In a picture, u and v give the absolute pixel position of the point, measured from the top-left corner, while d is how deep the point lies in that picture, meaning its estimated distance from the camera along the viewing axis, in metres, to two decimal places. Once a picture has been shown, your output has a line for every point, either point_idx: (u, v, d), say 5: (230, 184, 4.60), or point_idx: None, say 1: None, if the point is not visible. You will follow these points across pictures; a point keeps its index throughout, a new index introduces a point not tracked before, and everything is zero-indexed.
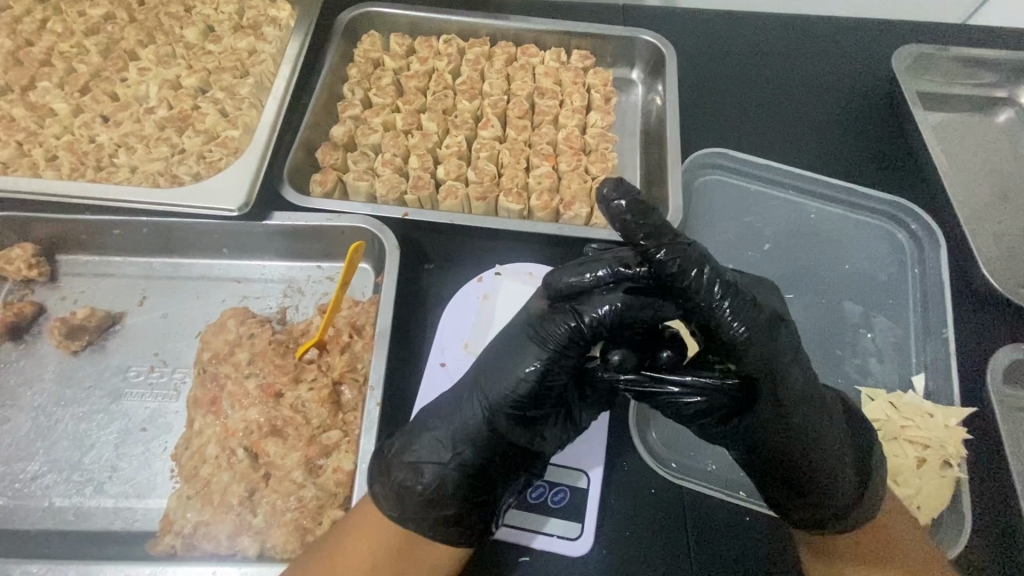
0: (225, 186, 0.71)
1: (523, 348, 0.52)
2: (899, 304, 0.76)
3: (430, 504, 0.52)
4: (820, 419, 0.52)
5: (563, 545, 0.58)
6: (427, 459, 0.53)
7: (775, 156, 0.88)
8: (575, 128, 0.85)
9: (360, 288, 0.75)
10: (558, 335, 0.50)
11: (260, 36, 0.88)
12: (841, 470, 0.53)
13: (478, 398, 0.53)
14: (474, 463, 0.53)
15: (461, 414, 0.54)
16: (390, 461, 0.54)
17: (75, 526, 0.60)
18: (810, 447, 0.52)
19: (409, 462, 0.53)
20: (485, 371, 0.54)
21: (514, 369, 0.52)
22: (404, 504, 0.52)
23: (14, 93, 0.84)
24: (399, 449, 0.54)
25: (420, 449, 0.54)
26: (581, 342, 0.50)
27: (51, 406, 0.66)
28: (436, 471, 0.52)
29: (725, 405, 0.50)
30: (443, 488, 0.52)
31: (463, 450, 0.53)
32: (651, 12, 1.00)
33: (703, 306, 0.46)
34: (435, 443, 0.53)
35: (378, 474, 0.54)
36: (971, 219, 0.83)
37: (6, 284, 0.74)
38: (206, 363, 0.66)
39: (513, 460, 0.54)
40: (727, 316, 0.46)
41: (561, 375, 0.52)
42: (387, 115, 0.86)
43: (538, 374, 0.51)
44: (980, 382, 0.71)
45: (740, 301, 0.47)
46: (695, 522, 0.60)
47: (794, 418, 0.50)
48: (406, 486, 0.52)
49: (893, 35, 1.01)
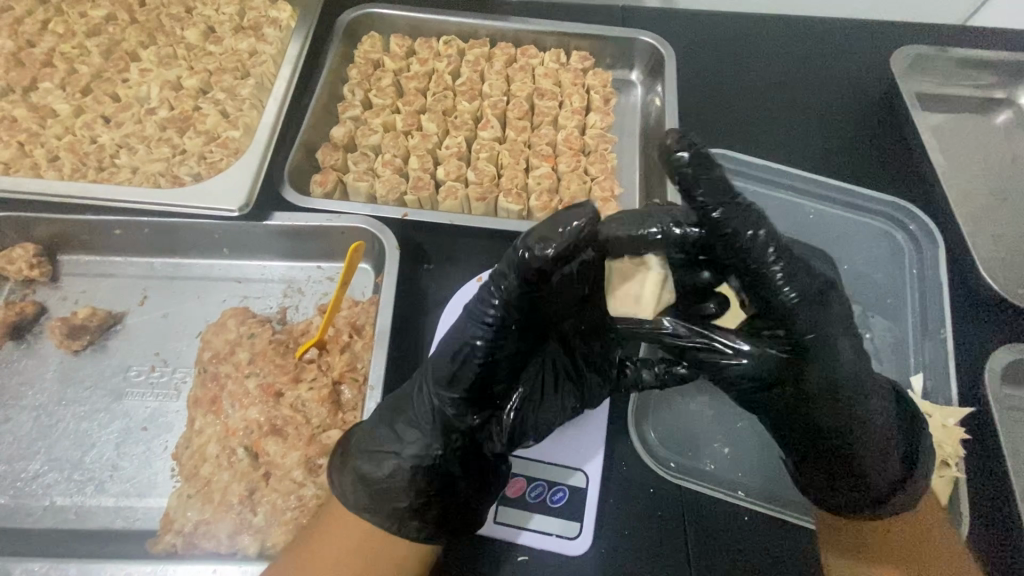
0: (226, 187, 0.71)
1: (463, 324, 0.50)
2: (897, 305, 0.76)
3: (387, 496, 0.52)
4: (862, 397, 0.54)
5: (562, 544, 0.58)
6: (387, 449, 0.53)
7: (774, 156, 0.88)
8: (575, 129, 0.86)
9: (360, 288, 0.75)
10: (497, 309, 0.48)
11: (260, 37, 0.88)
12: (880, 450, 0.55)
13: (427, 380, 0.53)
14: (431, 449, 0.52)
15: (417, 402, 0.53)
16: (354, 450, 0.54)
17: (76, 525, 0.60)
18: (851, 421, 0.55)
19: (367, 452, 0.53)
20: (430, 356, 0.52)
21: (459, 342, 0.50)
22: (366, 496, 0.52)
23: (16, 94, 0.84)
24: (361, 439, 0.54)
25: (383, 435, 0.54)
26: (528, 301, 0.48)
27: (52, 405, 0.66)
28: (395, 462, 0.52)
29: (774, 369, 0.55)
30: (402, 478, 0.52)
31: (421, 435, 0.53)
32: (651, 13, 1.00)
33: (759, 271, 0.53)
34: (392, 434, 0.53)
35: (341, 467, 0.54)
36: (970, 220, 0.83)
37: (8, 284, 0.74)
38: (207, 362, 0.66)
39: (470, 449, 0.54)
40: (779, 280, 0.52)
41: (509, 343, 0.50)
42: (387, 116, 0.86)
43: (483, 351, 0.49)
44: (978, 382, 0.71)
45: (795, 267, 0.53)
46: (692, 521, 0.61)
47: (840, 389, 0.54)
48: (367, 477, 0.52)
49: (893, 35, 1.01)
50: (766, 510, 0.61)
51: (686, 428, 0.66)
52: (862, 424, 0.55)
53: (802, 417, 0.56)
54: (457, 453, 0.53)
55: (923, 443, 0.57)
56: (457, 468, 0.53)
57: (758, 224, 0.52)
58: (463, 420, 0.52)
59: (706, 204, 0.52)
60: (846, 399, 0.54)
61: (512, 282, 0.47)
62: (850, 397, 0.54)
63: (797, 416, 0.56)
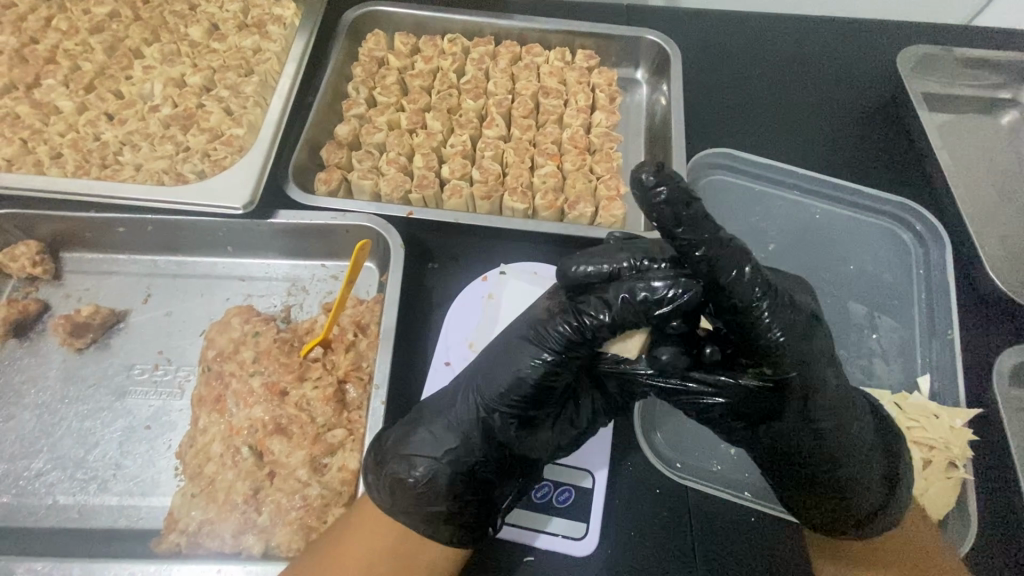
0: (230, 185, 0.71)
1: (526, 347, 0.52)
2: (905, 305, 0.76)
3: (422, 501, 0.52)
4: (846, 426, 0.53)
5: (568, 545, 0.58)
6: (421, 452, 0.53)
7: (780, 156, 0.88)
8: (580, 128, 0.85)
9: (365, 287, 0.75)
10: (557, 335, 0.51)
11: (264, 34, 0.88)
12: (862, 474, 0.55)
13: (474, 391, 0.54)
14: (467, 457, 0.53)
15: (457, 409, 0.54)
16: (386, 452, 0.54)
17: (79, 524, 0.60)
18: (833, 449, 0.53)
19: (398, 458, 0.53)
20: (481, 373, 0.54)
21: (521, 359, 0.52)
22: (397, 497, 0.52)
23: (19, 91, 0.84)
24: (392, 445, 0.54)
25: (411, 444, 0.53)
26: (580, 338, 0.50)
27: (55, 403, 0.66)
28: (427, 469, 0.52)
29: (755, 400, 0.51)
30: (438, 484, 0.52)
31: (457, 444, 0.53)
32: (655, 11, 1.00)
33: (741, 307, 0.46)
34: (430, 437, 0.54)
35: (372, 470, 0.54)
36: (977, 220, 0.83)
37: (10, 281, 0.74)
38: (211, 361, 0.66)
39: (508, 460, 0.54)
40: (766, 319, 0.46)
41: (567, 372, 0.52)
42: (392, 114, 0.85)
43: (539, 373, 0.51)
44: (985, 383, 0.71)
45: (780, 305, 0.46)
46: (698, 522, 0.60)
47: (820, 421, 0.52)
48: (399, 479, 0.52)
49: (898, 35, 1.01)
50: (771, 511, 0.61)
51: (690, 430, 0.66)
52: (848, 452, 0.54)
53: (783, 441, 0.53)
54: (496, 463, 0.54)
55: (901, 452, 0.58)
56: (496, 478, 0.54)
57: (733, 261, 0.45)
58: (508, 434, 0.53)
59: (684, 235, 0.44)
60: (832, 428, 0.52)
61: (587, 317, 0.49)
62: (836, 428, 0.52)
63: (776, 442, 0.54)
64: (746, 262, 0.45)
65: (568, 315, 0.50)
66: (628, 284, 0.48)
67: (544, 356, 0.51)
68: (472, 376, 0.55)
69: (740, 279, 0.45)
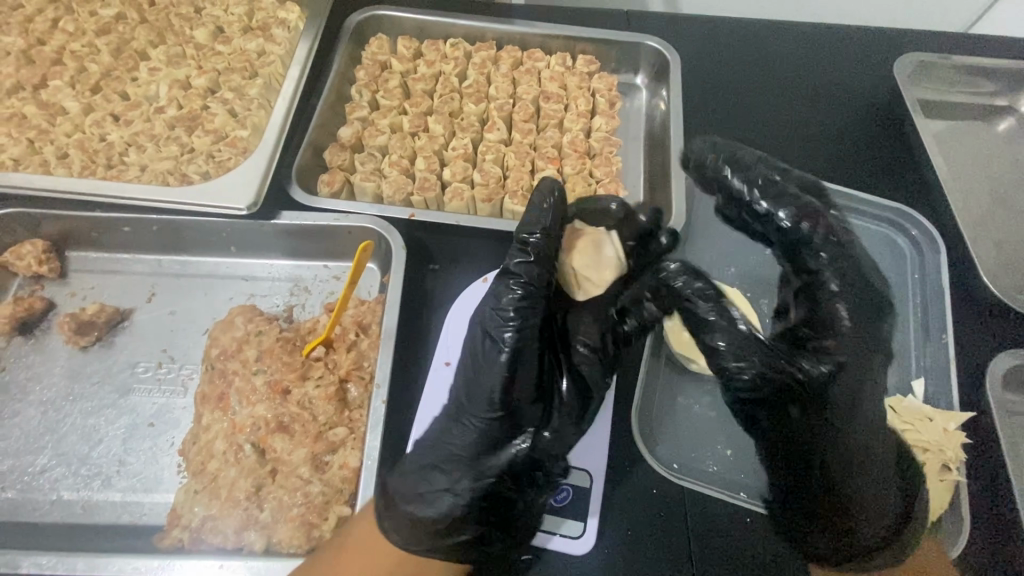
0: (234, 185, 0.72)
1: (487, 350, 0.54)
2: (900, 309, 0.77)
3: (443, 533, 0.53)
4: (870, 433, 0.64)
5: (564, 544, 0.59)
6: (433, 487, 0.54)
7: (777, 161, 0.89)
8: (580, 133, 0.87)
9: (367, 287, 0.76)
10: (510, 307, 0.54)
11: (269, 37, 0.89)
12: (879, 483, 0.63)
13: (462, 412, 0.55)
14: (476, 473, 0.54)
15: (455, 434, 0.55)
16: (395, 497, 0.54)
17: (83, 519, 0.60)
18: (858, 446, 0.64)
19: (405, 498, 0.54)
20: (462, 390, 0.56)
21: (487, 361, 0.54)
22: (419, 535, 0.53)
23: (25, 91, 0.85)
24: (404, 480, 0.55)
25: (424, 474, 0.55)
26: (530, 293, 0.55)
27: (60, 400, 0.66)
28: (445, 494, 0.53)
29: (801, 377, 0.63)
30: (457, 510, 0.53)
31: (462, 460, 0.54)
32: (655, 18, 1.01)
33: (817, 281, 0.69)
34: (433, 468, 0.55)
35: (383, 510, 0.54)
36: (971, 226, 0.84)
37: (16, 280, 0.75)
38: (214, 359, 0.66)
39: (515, 468, 0.54)
40: (830, 284, 0.68)
41: (531, 346, 0.54)
42: (394, 117, 0.86)
43: (507, 360, 0.52)
44: (979, 388, 0.72)
45: (846, 283, 0.68)
46: (694, 522, 0.61)
47: (851, 405, 0.65)
48: (417, 518, 0.53)
49: (896, 42, 1.02)
50: (768, 510, 0.61)
51: (688, 431, 0.67)
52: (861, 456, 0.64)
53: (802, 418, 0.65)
54: (507, 471, 0.54)
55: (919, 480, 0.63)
56: (511, 484, 0.54)
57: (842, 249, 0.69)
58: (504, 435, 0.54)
59: (783, 216, 0.71)
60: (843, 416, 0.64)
61: (513, 288, 0.55)
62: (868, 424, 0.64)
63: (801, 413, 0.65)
64: (835, 252, 0.69)
65: (505, 283, 0.56)
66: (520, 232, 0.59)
67: (504, 351, 0.53)
68: (457, 400, 0.56)
69: (808, 249, 0.70)
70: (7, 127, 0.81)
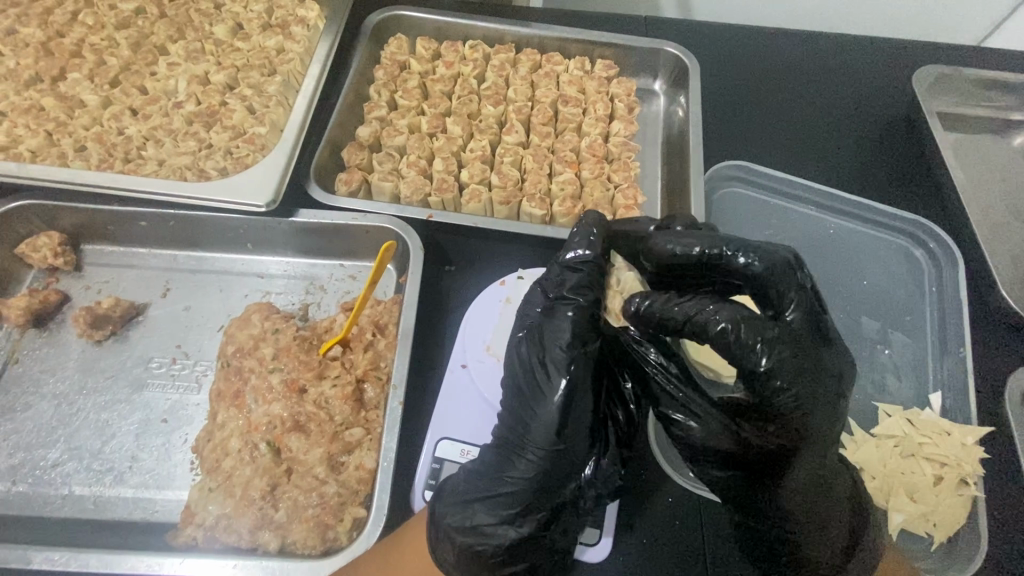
0: (253, 182, 0.71)
1: (541, 381, 0.53)
2: (917, 321, 0.76)
3: (501, 564, 0.51)
4: (827, 508, 0.53)
5: (581, 551, 0.58)
6: (484, 519, 0.50)
7: (795, 170, 0.89)
8: (598, 137, 0.86)
9: (383, 288, 0.75)
10: (566, 334, 0.54)
11: (288, 35, 0.89)
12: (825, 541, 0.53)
13: (513, 439, 0.53)
14: (534, 503, 0.50)
15: (507, 464, 0.52)
16: (443, 529, 0.52)
17: (94, 515, 0.60)
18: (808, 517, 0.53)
19: (457, 530, 0.51)
20: (509, 420, 0.54)
21: (543, 388, 0.52)
22: (473, 564, 0.51)
23: (44, 84, 0.84)
24: (454, 512, 0.51)
25: (478, 504, 0.51)
26: (586, 320, 0.55)
27: (73, 394, 0.66)
28: (504, 525, 0.50)
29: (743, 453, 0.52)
30: (518, 540, 0.50)
31: (521, 491, 0.50)
32: (673, 25, 1.01)
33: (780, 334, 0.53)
34: (480, 500, 0.51)
35: (438, 538, 0.52)
36: (989, 240, 0.83)
37: (32, 272, 0.75)
38: (230, 356, 0.66)
39: (569, 495, 0.52)
40: (755, 347, 0.49)
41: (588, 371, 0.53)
42: (413, 117, 0.86)
43: (567, 387, 0.51)
44: (996, 403, 0.71)
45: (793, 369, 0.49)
46: (711, 533, 0.60)
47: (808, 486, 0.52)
48: (472, 548, 0.50)
49: (914, 54, 1.02)
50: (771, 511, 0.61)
51: None
52: (830, 528, 0.53)
53: (755, 489, 0.54)
54: (567, 501, 0.52)
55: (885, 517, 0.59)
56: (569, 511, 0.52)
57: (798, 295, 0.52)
58: (564, 462, 0.51)
59: (748, 260, 0.54)
60: (807, 497, 0.52)
61: (569, 313, 0.55)
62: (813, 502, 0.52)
63: (756, 481, 0.54)
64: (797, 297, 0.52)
65: (558, 314, 0.56)
66: (562, 265, 0.59)
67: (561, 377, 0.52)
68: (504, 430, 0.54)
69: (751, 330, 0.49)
70: (25, 119, 0.81)
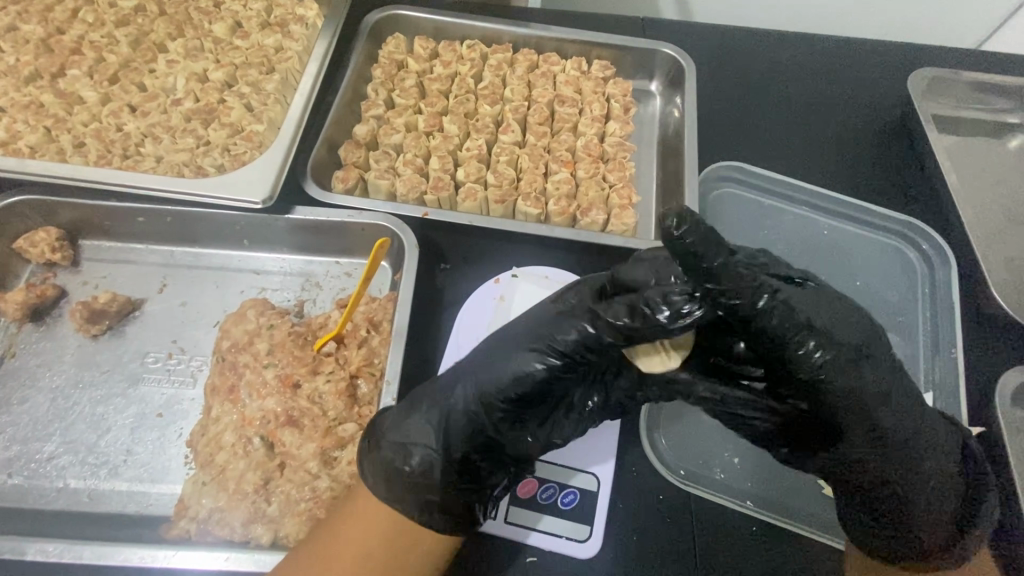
0: (250, 177, 0.73)
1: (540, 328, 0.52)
2: (910, 322, 0.76)
3: (418, 485, 0.52)
4: (914, 461, 0.50)
5: (571, 547, 0.58)
6: (418, 439, 0.53)
7: (789, 171, 0.89)
8: (594, 137, 0.86)
9: (378, 284, 0.76)
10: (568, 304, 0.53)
11: (287, 33, 0.89)
12: (911, 501, 0.51)
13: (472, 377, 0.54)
14: (457, 438, 0.53)
15: (452, 397, 0.54)
16: (383, 439, 0.54)
17: (89, 507, 0.60)
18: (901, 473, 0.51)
19: (405, 442, 0.53)
20: (498, 347, 0.54)
21: (561, 331, 0.51)
22: (396, 486, 0.52)
23: (44, 80, 0.85)
24: (406, 429, 0.54)
25: (426, 420, 0.54)
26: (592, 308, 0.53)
27: (70, 387, 0.67)
28: (432, 452, 0.53)
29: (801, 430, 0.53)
30: (431, 463, 0.53)
31: (455, 416, 0.53)
32: (670, 26, 1.01)
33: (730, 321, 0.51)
34: (425, 426, 0.54)
35: (399, 448, 0.53)
36: (982, 241, 0.83)
37: (29, 267, 0.76)
38: (225, 352, 0.66)
39: (487, 444, 0.54)
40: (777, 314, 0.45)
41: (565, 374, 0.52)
42: (410, 116, 0.87)
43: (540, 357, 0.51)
44: (985, 404, 0.71)
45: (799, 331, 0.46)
46: (698, 533, 0.60)
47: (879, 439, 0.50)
48: (397, 465, 0.52)
49: (909, 57, 1.02)
50: (764, 517, 0.61)
51: (693, 438, 0.65)
52: (913, 480, 0.51)
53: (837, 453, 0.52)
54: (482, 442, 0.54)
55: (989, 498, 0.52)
56: (479, 458, 0.54)
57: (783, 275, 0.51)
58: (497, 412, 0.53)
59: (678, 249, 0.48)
60: (893, 439, 0.50)
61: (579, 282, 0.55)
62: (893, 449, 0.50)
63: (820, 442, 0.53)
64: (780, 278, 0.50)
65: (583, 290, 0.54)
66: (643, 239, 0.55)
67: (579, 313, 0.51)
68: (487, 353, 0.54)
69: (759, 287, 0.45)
70: (24, 115, 0.81)
